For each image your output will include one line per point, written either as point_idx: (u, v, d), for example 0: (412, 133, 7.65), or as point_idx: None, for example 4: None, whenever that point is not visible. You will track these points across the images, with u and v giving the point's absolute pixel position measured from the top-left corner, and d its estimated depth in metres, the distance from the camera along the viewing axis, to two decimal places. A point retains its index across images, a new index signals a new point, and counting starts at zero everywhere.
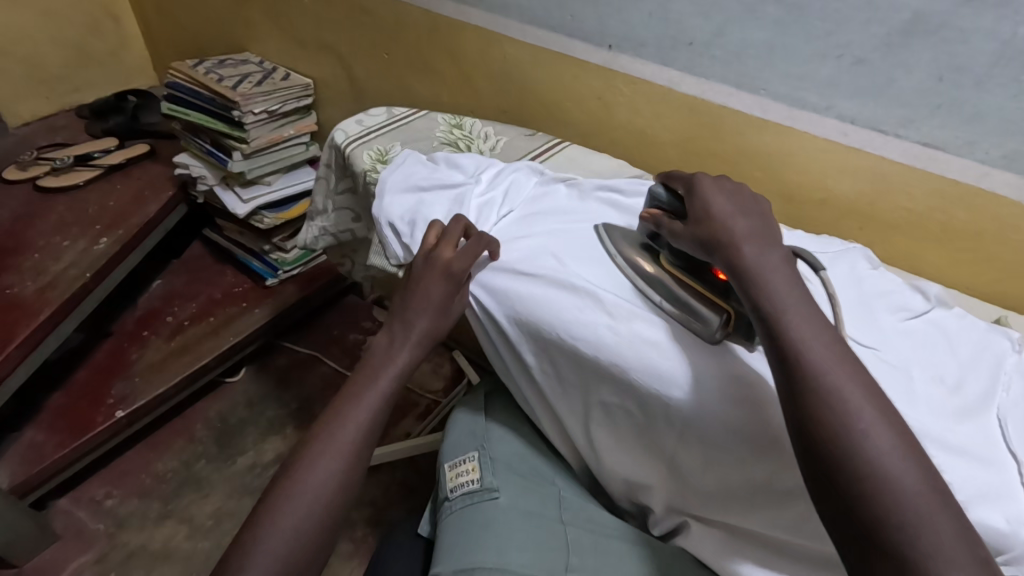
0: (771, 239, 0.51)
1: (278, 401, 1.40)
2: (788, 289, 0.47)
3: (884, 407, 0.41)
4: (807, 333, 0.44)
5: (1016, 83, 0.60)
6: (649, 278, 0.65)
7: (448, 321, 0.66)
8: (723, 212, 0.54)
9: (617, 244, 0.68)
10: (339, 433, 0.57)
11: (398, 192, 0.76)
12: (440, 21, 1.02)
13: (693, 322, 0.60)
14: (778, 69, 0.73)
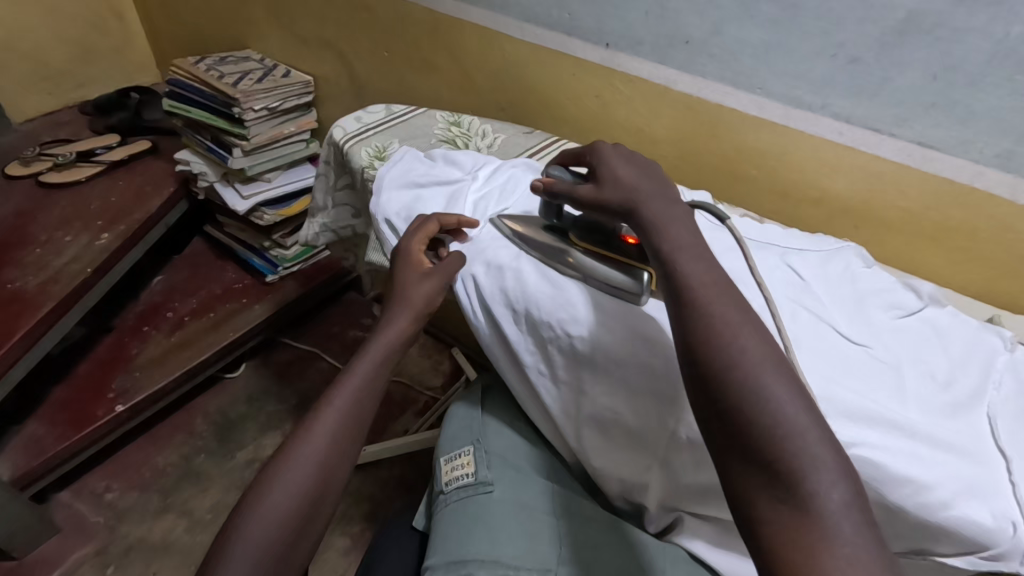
0: (671, 197, 0.57)
1: (278, 397, 1.41)
2: (686, 242, 0.53)
3: (760, 332, 0.46)
4: (699, 274, 0.50)
5: (1010, 82, 0.60)
6: (555, 250, 0.68)
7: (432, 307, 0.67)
8: (630, 178, 0.59)
9: (518, 228, 0.71)
10: (315, 428, 0.60)
11: (395, 188, 0.77)
12: (440, 19, 1.03)
13: (613, 286, 0.63)
14: (774, 67, 0.73)
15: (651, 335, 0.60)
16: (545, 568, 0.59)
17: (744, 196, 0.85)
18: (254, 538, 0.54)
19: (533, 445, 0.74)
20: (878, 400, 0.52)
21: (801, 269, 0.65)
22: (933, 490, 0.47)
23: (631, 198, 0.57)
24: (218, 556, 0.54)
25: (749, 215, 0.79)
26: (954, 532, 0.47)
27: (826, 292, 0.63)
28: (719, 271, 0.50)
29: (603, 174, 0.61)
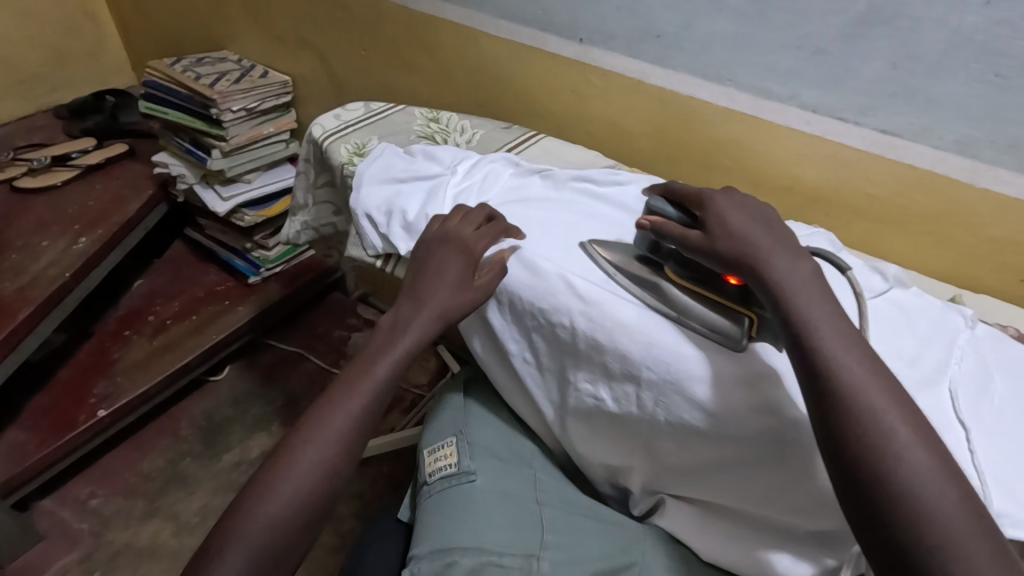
0: (800, 253, 0.52)
1: (264, 398, 1.41)
2: (812, 293, 0.49)
3: (915, 421, 0.42)
4: (826, 328, 0.47)
5: (966, 70, 0.62)
6: (652, 287, 0.63)
7: (462, 302, 0.65)
8: (740, 224, 0.55)
9: (611, 258, 0.66)
10: (330, 418, 0.57)
11: (375, 183, 0.77)
12: (417, 17, 1.03)
13: (716, 327, 0.59)
14: (743, 59, 0.75)
15: (665, 347, 0.59)
16: (528, 552, 0.60)
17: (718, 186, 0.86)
18: (252, 538, 0.51)
19: (517, 435, 0.75)
20: None
21: None
22: None
23: (748, 250, 0.53)
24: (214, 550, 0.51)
25: None
26: None
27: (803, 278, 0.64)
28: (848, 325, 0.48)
29: (710, 221, 0.56)
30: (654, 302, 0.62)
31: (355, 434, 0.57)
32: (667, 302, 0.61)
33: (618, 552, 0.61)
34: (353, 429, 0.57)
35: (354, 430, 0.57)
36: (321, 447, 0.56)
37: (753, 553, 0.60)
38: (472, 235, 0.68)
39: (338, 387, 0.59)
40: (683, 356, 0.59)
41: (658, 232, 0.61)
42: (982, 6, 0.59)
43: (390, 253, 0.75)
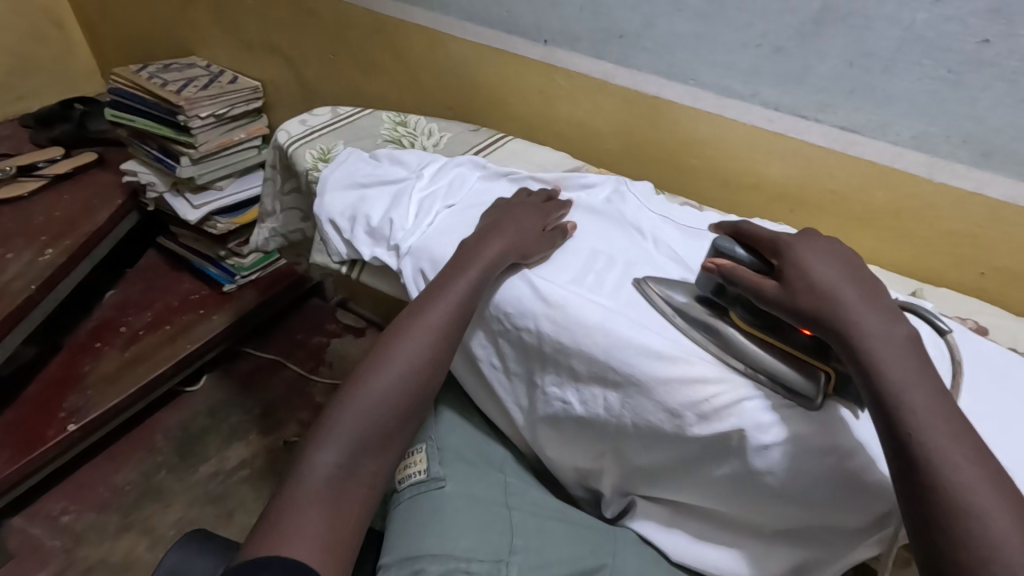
0: (895, 318, 0.49)
1: (242, 407, 1.39)
2: (913, 372, 0.46)
3: (1011, 501, 0.40)
4: (924, 409, 0.44)
5: (919, 66, 0.63)
6: (716, 333, 0.58)
7: (541, 249, 0.67)
8: (831, 282, 0.51)
9: (673, 299, 0.61)
10: (428, 317, 0.61)
11: (339, 189, 0.76)
12: (383, 20, 1.03)
13: (791, 383, 0.54)
14: (704, 58, 0.76)
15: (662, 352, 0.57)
16: (497, 558, 0.59)
17: (685, 184, 0.87)
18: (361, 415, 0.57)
19: (488, 439, 0.75)
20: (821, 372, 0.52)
21: None
22: None
23: (837, 313, 0.49)
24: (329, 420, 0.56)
25: (688, 203, 0.81)
26: None
27: None
28: (947, 402, 0.45)
29: (789, 274, 0.52)
30: (721, 351, 0.57)
31: (446, 333, 0.61)
32: (737, 353, 0.57)
33: (587, 554, 0.61)
34: (444, 328, 0.61)
35: (446, 331, 0.61)
36: (412, 345, 0.60)
37: (719, 551, 0.61)
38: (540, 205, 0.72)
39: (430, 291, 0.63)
40: (646, 357, 0.57)
41: (729, 278, 0.56)
42: (931, 3, 0.60)
43: (353, 259, 0.75)
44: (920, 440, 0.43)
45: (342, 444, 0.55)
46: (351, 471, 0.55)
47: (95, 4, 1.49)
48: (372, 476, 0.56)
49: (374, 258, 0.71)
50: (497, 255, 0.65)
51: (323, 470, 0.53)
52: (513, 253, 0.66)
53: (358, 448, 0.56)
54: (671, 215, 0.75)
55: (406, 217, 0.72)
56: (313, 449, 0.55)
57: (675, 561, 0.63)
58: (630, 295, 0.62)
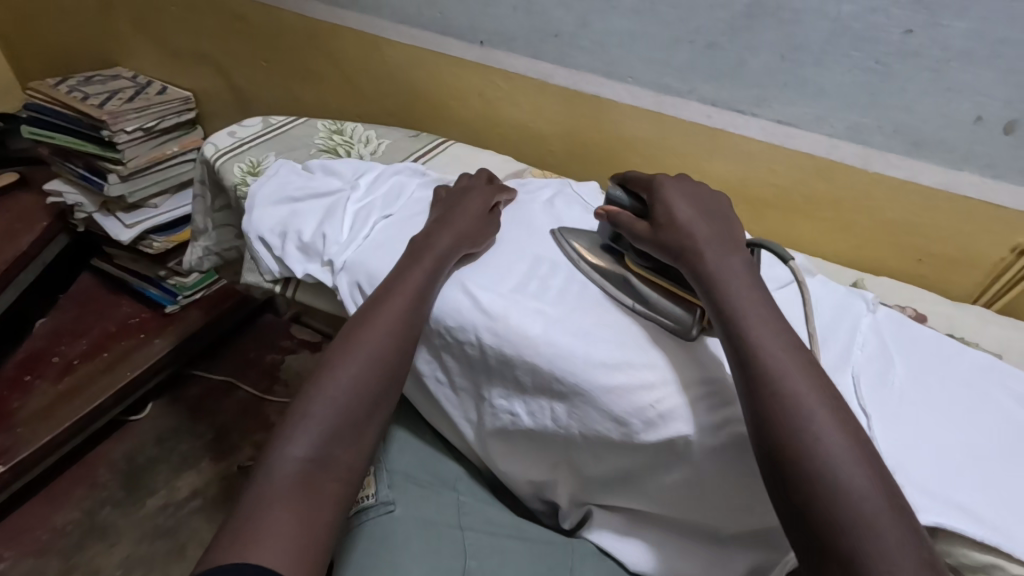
0: (733, 246, 0.55)
1: (191, 433, 1.32)
2: (760, 313, 0.50)
3: (836, 407, 0.44)
4: (775, 352, 0.47)
5: (849, 58, 0.63)
6: (613, 278, 0.62)
7: (486, 229, 0.68)
8: (690, 219, 0.57)
9: (580, 247, 0.65)
10: (390, 298, 0.59)
11: (268, 204, 0.73)
12: (313, 24, 0.99)
13: (671, 319, 0.58)
14: (641, 56, 0.74)
15: (605, 359, 0.56)
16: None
17: None
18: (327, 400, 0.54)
19: (441, 456, 0.72)
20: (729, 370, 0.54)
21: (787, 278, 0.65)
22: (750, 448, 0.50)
23: (686, 244, 0.55)
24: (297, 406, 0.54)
25: None
26: None
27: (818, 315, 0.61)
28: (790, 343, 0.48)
29: (659, 210, 0.59)
30: (617, 293, 0.61)
31: (410, 320, 0.59)
32: (630, 294, 0.61)
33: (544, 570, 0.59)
34: (407, 315, 0.59)
35: (409, 315, 0.59)
36: (377, 332, 0.58)
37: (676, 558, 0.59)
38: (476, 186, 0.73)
39: (391, 280, 0.61)
40: (588, 366, 0.56)
41: (613, 220, 0.62)
42: None
43: (287, 277, 0.72)
44: (766, 375, 0.46)
45: (309, 437, 0.52)
46: (322, 465, 0.51)
47: (7, 15, 1.40)
48: (344, 470, 0.52)
49: (308, 275, 0.68)
50: (450, 243, 0.64)
51: (291, 465, 0.50)
52: (462, 242, 0.65)
53: (326, 441, 0.52)
54: None
55: (340, 230, 0.69)
56: (280, 446, 0.51)
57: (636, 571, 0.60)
58: (573, 302, 0.61)
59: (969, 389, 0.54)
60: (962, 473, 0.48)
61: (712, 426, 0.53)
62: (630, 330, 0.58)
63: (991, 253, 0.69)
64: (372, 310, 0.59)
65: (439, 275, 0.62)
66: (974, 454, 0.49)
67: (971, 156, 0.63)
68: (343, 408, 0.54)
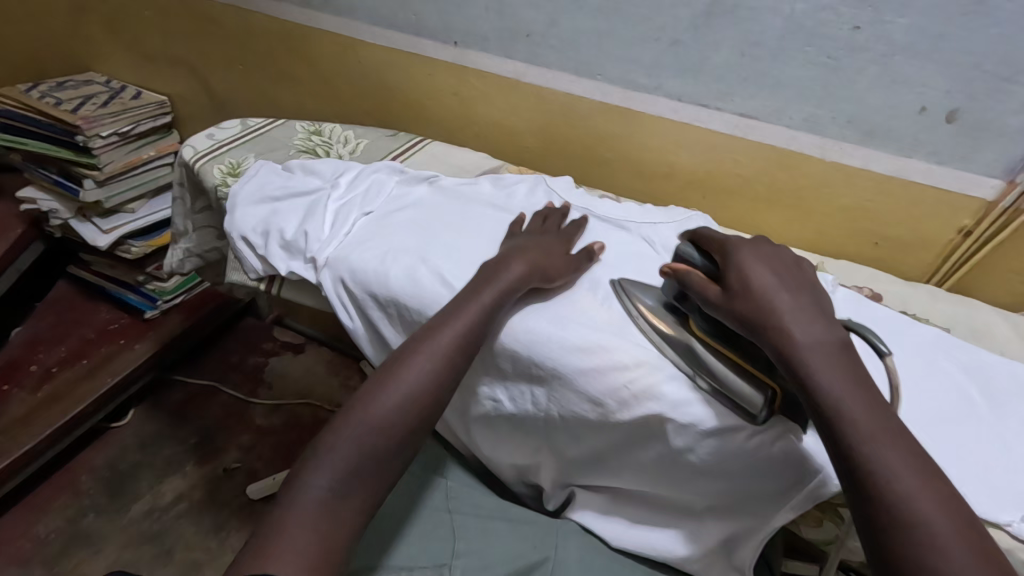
0: (827, 315, 0.50)
1: (175, 438, 1.32)
2: (827, 344, 0.47)
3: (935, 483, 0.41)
4: (867, 420, 0.43)
5: (803, 53, 0.67)
6: (675, 343, 0.57)
7: (557, 266, 0.64)
8: (766, 288, 0.51)
9: (643, 303, 0.60)
10: (437, 335, 0.57)
11: (250, 204, 0.74)
12: (289, 27, 1.00)
13: (738, 395, 0.52)
14: (609, 54, 0.78)
15: (580, 344, 0.58)
16: (440, 563, 0.60)
17: (602, 177, 0.89)
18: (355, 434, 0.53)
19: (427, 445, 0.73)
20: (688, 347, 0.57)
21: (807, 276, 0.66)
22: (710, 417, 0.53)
23: (766, 315, 0.49)
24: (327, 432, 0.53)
25: (606, 195, 0.82)
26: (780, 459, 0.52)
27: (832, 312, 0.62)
28: (860, 374, 0.46)
29: (731, 277, 0.52)
30: (677, 360, 0.56)
31: (456, 357, 0.56)
32: (693, 365, 0.55)
33: (530, 549, 0.61)
34: (454, 350, 0.56)
35: (455, 350, 0.56)
36: (421, 365, 0.55)
37: (657, 532, 0.62)
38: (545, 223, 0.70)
39: (446, 310, 0.59)
40: (564, 350, 0.58)
41: (679, 278, 0.56)
42: None
43: (270, 275, 0.73)
44: (840, 411, 0.44)
45: (334, 468, 0.51)
46: (344, 496, 0.50)
47: None
48: (363, 502, 0.51)
49: (291, 272, 0.70)
50: (518, 276, 0.61)
51: (314, 496, 0.49)
52: (533, 275, 0.62)
53: (350, 474, 0.51)
54: (593, 205, 0.77)
55: (322, 228, 0.70)
56: (307, 474, 0.51)
57: (616, 545, 0.63)
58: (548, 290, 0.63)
59: (921, 356, 0.57)
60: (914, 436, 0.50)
61: (683, 400, 0.54)
62: (603, 314, 0.61)
63: (941, 234, 0.73)
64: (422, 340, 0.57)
65: (497, 309, 0.59)
66: (925, 417, 0.52)
67: (917, 143, 0.68)
68: (369, 444, 0.52)
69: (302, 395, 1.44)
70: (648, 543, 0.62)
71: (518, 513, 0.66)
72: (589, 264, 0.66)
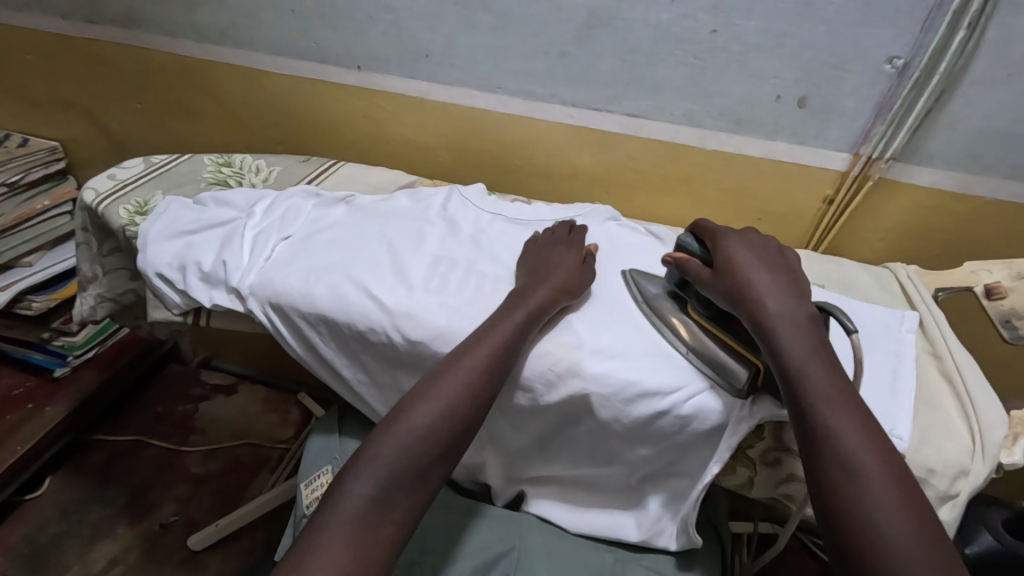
0: (786, 289, 0.56)
1: (102, 500, 1.24)
2: (811, 349, 0.52)
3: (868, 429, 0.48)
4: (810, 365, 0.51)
5: (674, 56, 0.75)
6: (674, 325, 0.61)
7: (586, 285, 0.66)
8: (746, 264, 0.58)
9: (647, 291, 0.65)
10: (473, 350, 0.56)
11: (162, 240, 0.73)
12: (185, 62, 0.99)
13: (719, 367, 0.57)
14: (505, 69, 0.83)
15: None
16: (411, 561, 0.65)
17: (513, 183, 0.95)
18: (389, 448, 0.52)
19: None
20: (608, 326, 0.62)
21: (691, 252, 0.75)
22: (639, 383, 0.57)
23: (746, 286, 0.56)
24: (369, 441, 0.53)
25: (518, 198, 0.87)
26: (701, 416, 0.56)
27: None
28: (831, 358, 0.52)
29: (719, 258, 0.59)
30: (676, 339, 0.60)
31: (494, 369, 0.56)
32: (682, 338, 0.60)
33: (495, 541, 0.65)
34: (491, 364, 0.55)
35: (489, 369, 0.55)
36: (455, 382, 0.55)
37: (607, 516, 0.67)
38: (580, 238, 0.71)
39: (484, 325, 0.59)
40: None
41: (677, 263, 0.62)
42: (669, 4, 0.71)
43: (195, 308, 0.72)
44: (815, 406, 0.49)
45: (375, 477, 0.51)
46: (384, 505, 0.50)
47: None
48: (401, 517, 0.51)
49: (213, 302, 0.70)
50: (546, 298, 0.62)
51: (354, 503, 0.50)
52: (561, 297, 0.63)
53: (390, 483, 0.51)
54: (504, 211, 0.81)
55: (241, 256, 0.71)
56: (346, 480, 0.51)
57: (574, 530, 0.67)
58: (474, 292, 0.66)
59: None
60: None
61: (603, 374, 0.58)
62: None
63: (810, 205, 0.83)
64: (462, 354, 0.57)
65: (530, 327, 0.59)
66: None
67: (779, 127, 0.77)
68: (411, 456, 0.52)
69: (240, 436, 1.39)
70: (596, 524, 0.67)
71: (477, 508, 0.68)
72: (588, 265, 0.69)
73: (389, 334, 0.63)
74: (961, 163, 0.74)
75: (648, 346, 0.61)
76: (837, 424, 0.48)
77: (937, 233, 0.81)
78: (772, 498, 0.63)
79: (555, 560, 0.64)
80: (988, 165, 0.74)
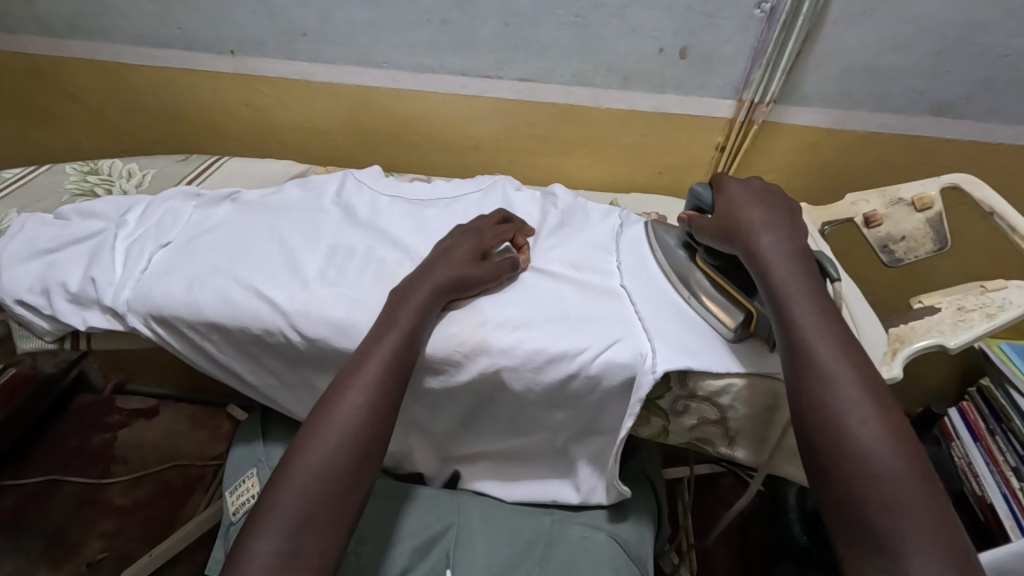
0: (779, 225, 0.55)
1: (16, 548, 1.14)
2: (799, 275, 0.50)
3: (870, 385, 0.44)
4: (804, 319, 0.48)
5: (556, 15, 0.73)
6: (678, 267, 0.64)
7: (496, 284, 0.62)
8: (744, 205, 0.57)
9: (667, 242, 0.67)
10: (364, 366, 0.53)
11: (19, 264, 0.66)
12: (33, 59, 0.89)
13: (715, 312, 0.59)
14: (387, 43, 0.79)
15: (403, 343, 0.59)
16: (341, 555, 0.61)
17: (414, 160, 0.92)
18: (292, 492, 0.47)
19: None
20: (513, 298, 0.62)
21: (597, 213, 0.75)
22: (546, 351, 0.57)
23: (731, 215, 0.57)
24: (268, 492, 0.47)
25: (417, 177, 0.85)
26: (610, 373, 0.56)
27: (615, 243, 0.71)
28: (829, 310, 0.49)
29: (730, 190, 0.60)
30: (676, 283, 0.64)
31: (388, 385, 0.53)
32: (687, 286, 0.62)
33: (431, 521, 0.63)
34: (383, 381, 0.53)
35: (385, 379, 0.53)
36: (348, 409, 0.51)
37: (543, 485, 0.67)
38: (485, 224, 0.67)
39: (365, 341, 0.55)
40: None
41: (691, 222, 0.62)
42: None
43: (70, 332, 0.66)
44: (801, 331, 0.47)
45: (280, 527, 0.45)
46: (296, 555, 0.44)
47: None
48: (318, 559, 0.45)
49: (87, 324, 0.64)
50: (430, 296, 0.58)
51: (260, 561, 0.43)
52: (449, 290, 0.60)
53: (299, 529, 0.45)
54: (402, 192, 0.78)
55: (112, 270, 0.65)
56: (248, 538, 0.45)
57: (511, 500, 0.67)
58: (372, 278, 0.64)
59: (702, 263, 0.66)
60: (694, 342, 0.58)
61: (508, 348, 0.57)
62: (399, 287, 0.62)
63: (703, 154, 0.85)
64: (347, 377, 0.53)
65: (418, 334, 0.56)
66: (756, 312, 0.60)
67: (666, 80, 0.78)
68: (314, 495, 0.47)
69: (166, 458, 1.31)
70: (529, 493, 0.67)
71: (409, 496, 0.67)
72: (514, 274, 0.64)
73: (286, 336, 0.60)
74: (834, 101, 0.78)
75: (551, 313, 0.60)
76: (831, 380, 0.44)
77: (822, 167, 0.85)
78: (689, 442, 0.63)
79: (495, 528, 0.63)
80: (858, 100, 0.77)
